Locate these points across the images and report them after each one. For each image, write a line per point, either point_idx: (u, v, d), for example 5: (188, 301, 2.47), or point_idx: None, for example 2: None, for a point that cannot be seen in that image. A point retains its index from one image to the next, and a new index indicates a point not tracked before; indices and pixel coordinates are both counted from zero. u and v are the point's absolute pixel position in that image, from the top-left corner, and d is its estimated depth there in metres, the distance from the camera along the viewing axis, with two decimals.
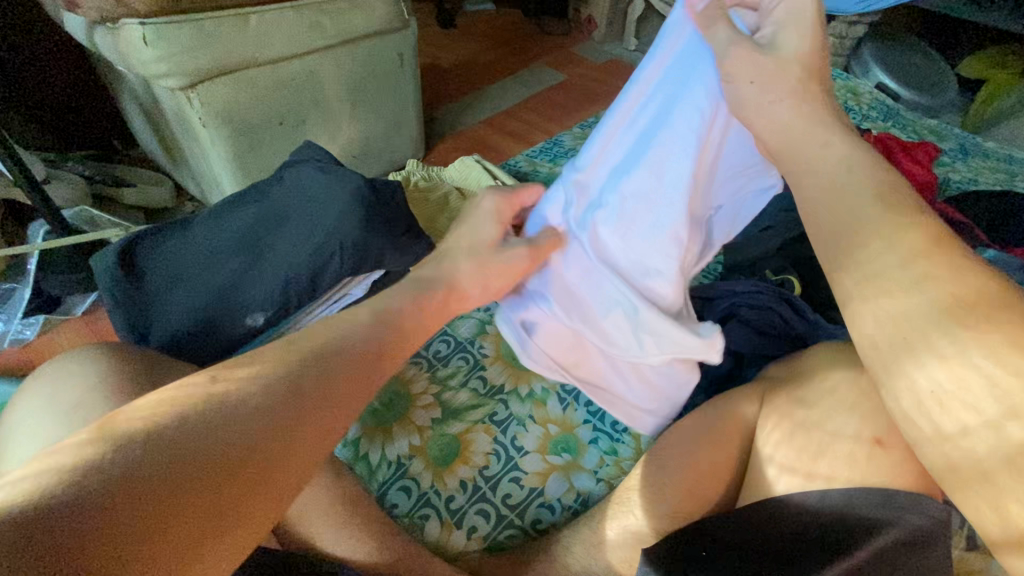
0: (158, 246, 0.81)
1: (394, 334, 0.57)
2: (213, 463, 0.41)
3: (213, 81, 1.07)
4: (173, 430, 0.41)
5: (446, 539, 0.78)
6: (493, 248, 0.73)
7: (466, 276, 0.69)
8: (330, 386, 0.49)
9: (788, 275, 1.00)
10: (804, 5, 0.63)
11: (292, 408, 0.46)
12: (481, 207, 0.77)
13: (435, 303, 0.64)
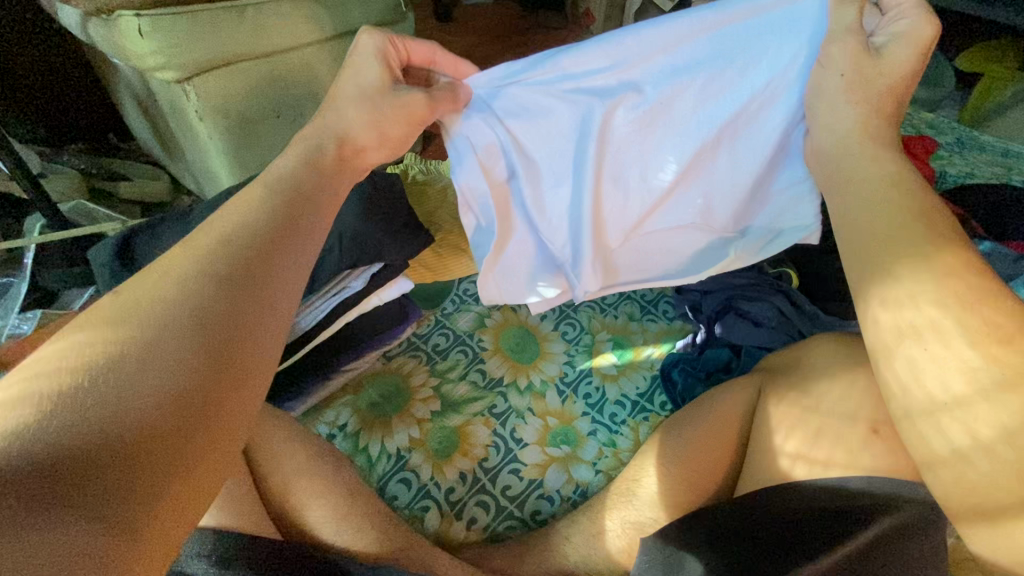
0: (153, 240, 0.80)
1: (302, 200, 0.57)
2: (176, 380, 0.39)
3: (209, 74, 1.05)
4: (121, 356, 0.38)
5: (446, 530, 0.79)
6: (383, 92, 0.68)
7: (359, 126, 0.67)
8: (275, 270, 0.50)
9: (785, 270, 1.02)
10: (923, 31, 0.60)
11: (244, 315, 0.45)
12: (362, 47, 0.69)
13: (330, 161, 0.64)
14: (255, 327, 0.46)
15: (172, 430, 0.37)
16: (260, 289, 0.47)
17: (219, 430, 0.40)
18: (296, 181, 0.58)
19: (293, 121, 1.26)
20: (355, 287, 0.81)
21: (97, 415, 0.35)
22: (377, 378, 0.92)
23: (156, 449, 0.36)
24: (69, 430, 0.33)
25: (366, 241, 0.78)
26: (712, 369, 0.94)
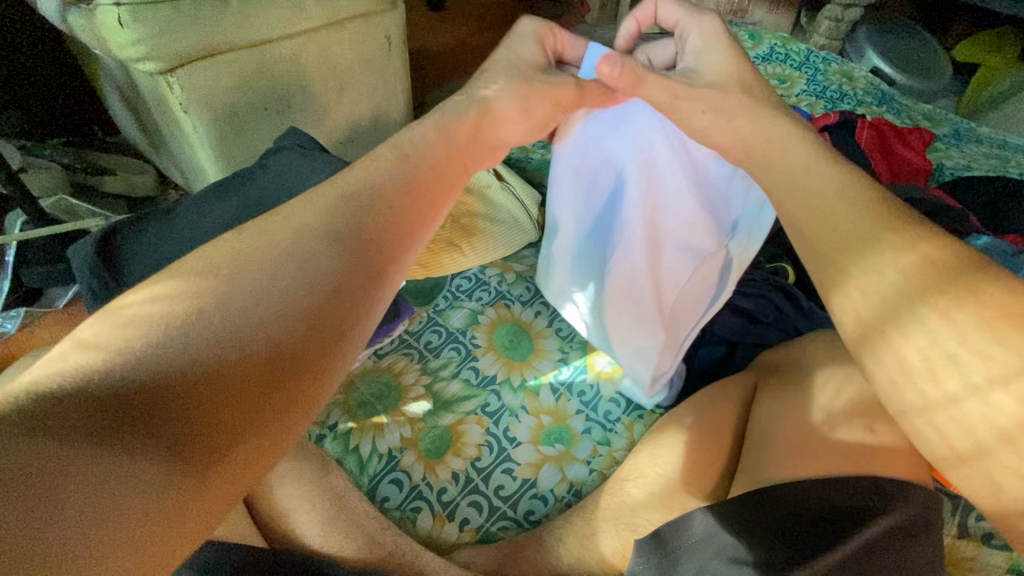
0: (134, 238, 0.78)
1: (413, 195, 0.57)
2: (263, 345, 0.42)
3: (193, 65, 1.02)
4: (211, 310, 0.41)
5: (438, 532, 0.78)
6: (535, 70, 0.75)
7: (505, 103, 0.72)
8: (366, 253, 0.51)
9: (782, 263, 1.00)
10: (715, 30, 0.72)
11: (330, 292, 0.46)
12: (528, 24, 0.77)
13: (465, 131, 0.69)
14: (339, 304, 0.47)
15: (249, 394, 0.40)
16: (348, 272, 0.48)
17: (288, 401, 0.42)
18: (391, 172, 0.58)
19: (282, 114, 1.23)
20: None
21: (188, 370, 0.38)
22: (368, 376, 0.91)
23: (229, 414, 0.39)
24: (167, 379, 0.37)
25: None
26: (705, 368, 0.92)
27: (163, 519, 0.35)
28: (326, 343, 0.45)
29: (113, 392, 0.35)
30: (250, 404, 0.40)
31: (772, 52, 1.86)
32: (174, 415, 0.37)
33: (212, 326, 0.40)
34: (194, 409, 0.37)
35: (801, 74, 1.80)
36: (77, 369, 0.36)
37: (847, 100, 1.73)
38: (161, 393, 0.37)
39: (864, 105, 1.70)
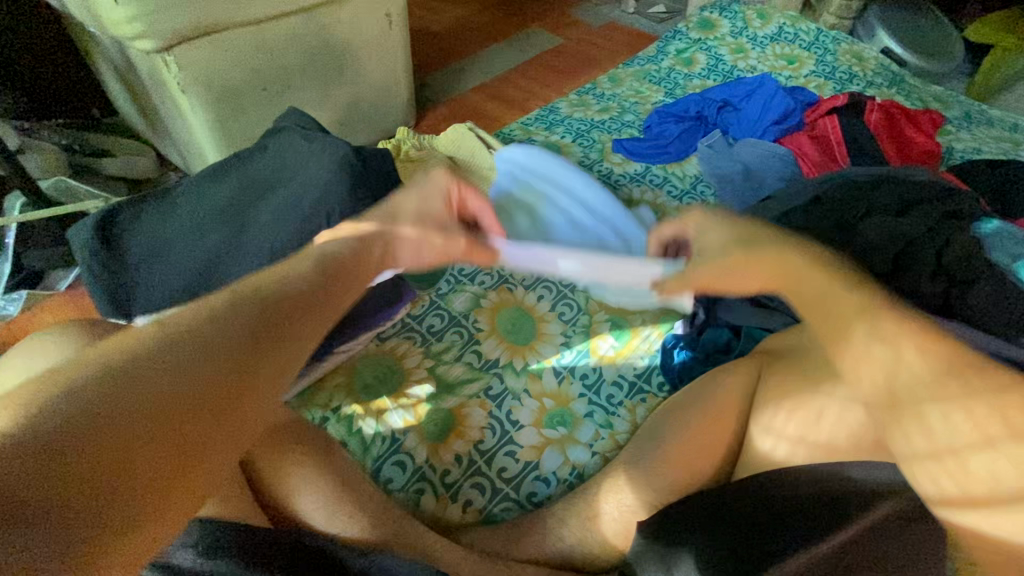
0: (135, 218, 0.77)
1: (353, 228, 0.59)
2: (223, 357, 0.42)
3: (190, 44, 1.02)
4: (159, 341, 0.41)
5: (442, 512, 0.78)
6: None
7: None
8: (313, 250, 0.54)
9: (788, 246, 0.97)
10: None
11: (277, 308, 0.48)
12: None
13: None
14: (282, 337, 0.46)
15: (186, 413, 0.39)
16: (296, 303, 0.48)
17: (224, 431, 0.41)
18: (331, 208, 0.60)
19: (282, 95, 1.21)
20: (346, 268, 0.80)
21: (104, 430, 0.36)
22: (370, 360, 0.91)
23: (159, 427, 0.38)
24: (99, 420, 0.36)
25: (355, 222, 0.76)
26: (710, 350, 0.92)
27: (66, 540, 0.33)
28: (262, 373, 0.44)
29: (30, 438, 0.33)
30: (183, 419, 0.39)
31: (780, 32, 1.82)
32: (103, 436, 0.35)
33: (146, 362, 0.39)
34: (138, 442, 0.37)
35: (809, 55, 1.76)
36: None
37: (856, 81, 1.70)
38: (94, 419, 0.35)
39: (873, 86, 1.67)
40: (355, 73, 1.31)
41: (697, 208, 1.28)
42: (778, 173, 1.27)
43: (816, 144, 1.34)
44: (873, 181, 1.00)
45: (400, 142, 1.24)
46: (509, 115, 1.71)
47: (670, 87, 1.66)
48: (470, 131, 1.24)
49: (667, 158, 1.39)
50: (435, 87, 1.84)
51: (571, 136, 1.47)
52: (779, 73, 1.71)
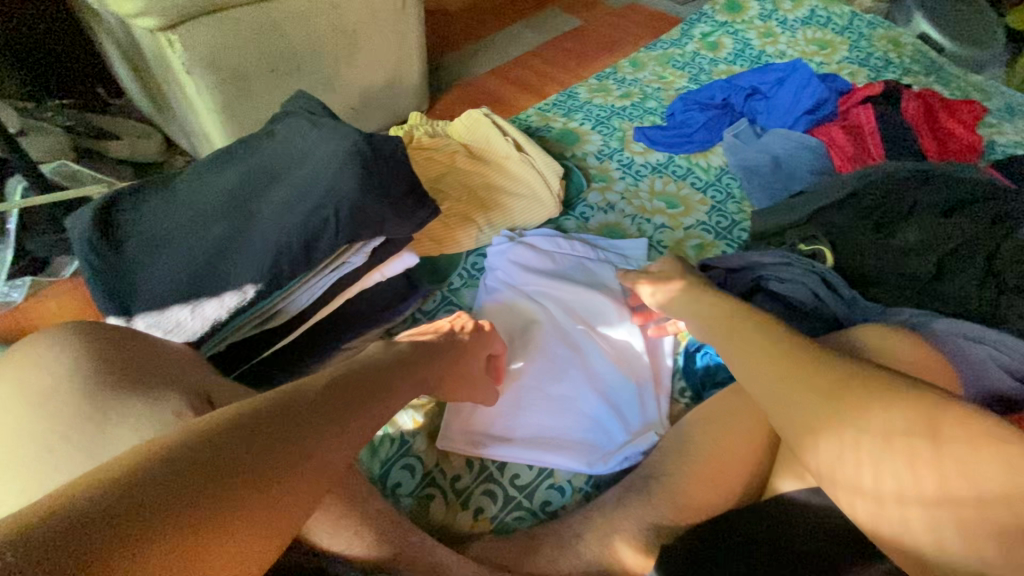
0: (136, 208, 0.73)
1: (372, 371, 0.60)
2: (260, 471, 0.43)
3: (194, 22, 0.97)
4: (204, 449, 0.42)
5: (452, 520, 0.74)
6: None
7: None
8: (348, 388, 0.56)
9: (820, 245, 0.91)
10: None
11: (313, 430, 0.49)
12: None
13: None
14: (311, 451, 0.47)
15: (221, 514, 0.40)
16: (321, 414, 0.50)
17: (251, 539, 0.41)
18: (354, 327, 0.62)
19: (291, 77, 1.16)
20: (355, 262, 0.75)
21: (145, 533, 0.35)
22: None
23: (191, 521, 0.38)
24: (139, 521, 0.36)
25: (366, 215, 0.71)
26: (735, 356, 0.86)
27: None
28: (296, 480, 0.45)
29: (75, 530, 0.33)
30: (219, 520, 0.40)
31: (812, 15, 1.73)
32: (155, 509, 0.37)
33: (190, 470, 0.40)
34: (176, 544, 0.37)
35: (841, 40, 1.68)
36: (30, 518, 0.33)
37: (892, 68, 1.61)
38: (136, 523, 0.35)
39: (909, 74, 1.58)
40: (366, 55, 1.26)
41: (721, 201, 1.22)
42: (808, 166, 1.20)
43: (849, 135, 1.27)
44: (912, 177, 0.93)
45: (413, 128, 1.19)
46: (525, 100, 1.64)
47: (694, 72, 1.59)
48: (486, 116, 1.19)
49: (691, 148, 1.33)
50: (449, 69, 1.77)
51: (590, 123, 1.41)
52: (809, 59, 1.62)
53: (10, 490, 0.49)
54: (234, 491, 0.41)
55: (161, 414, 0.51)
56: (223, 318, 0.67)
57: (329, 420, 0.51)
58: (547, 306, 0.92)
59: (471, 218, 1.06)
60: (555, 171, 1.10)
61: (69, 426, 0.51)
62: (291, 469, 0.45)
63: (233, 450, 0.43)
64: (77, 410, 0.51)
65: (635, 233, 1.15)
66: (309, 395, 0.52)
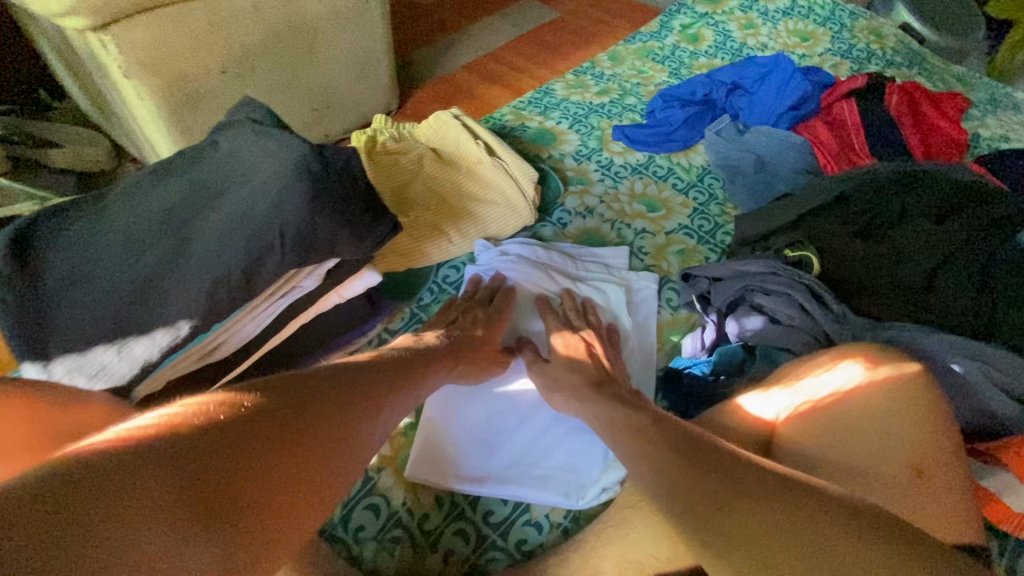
0: (55, 233, 0.65)
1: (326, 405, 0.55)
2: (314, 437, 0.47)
3: (130, 21, 0.89)
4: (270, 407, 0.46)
5: (420, 565, 0.69)
6: None
7: None
8: (379, 374, 0.60)
9: (807, 252, 0.86)
10: None
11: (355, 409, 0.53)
12: None
13: None
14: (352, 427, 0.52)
15: (290, 458, 0.44)
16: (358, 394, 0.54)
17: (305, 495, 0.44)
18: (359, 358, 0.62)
19: (244, 78, 1.08)
20: (306, 287, 0.69)
21: (226, 465, 0.39)
22: None
23: (231, 475, 0.40)
24: (221, 456, 0.39)
25: (315, 237, 0.64)
26: (719, 372, 0.82)
27: (186, 546, 0.35)
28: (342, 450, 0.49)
29: (170, 450, 0.37)
30: (262, 471, 0.42)
31: (794, 5, 1.69)
32: (236, 446, 0.41)
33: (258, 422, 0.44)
34: (247, 479, 0.40)
35: (823, 31, 1.63)
36: (135, 436, 0.37)
37: (875, 60, 1.58)
38: (219, 457, 0.39)
39: (892, 66, 1.55)
40: (326, 53, 1.18)
41: (704, 203, 1.17)
42: (792, 166, 1.16)
43: (834, 132, 1.23)
44: (902, 179, 0.90)
45: (377, 132, 1.11)
46: (500, 97, 1.57)
47: (674, 66, 1.53)
48: (456, 118, 1.12)
49: (672, 147, 1.27)
50: (420, 65, 1.70)
51: (567, 121, 1.35)
52: (791, 51, 1.58)
53: None
54: (274, 453, 0.43)
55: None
56: (155, 359, 0.61)
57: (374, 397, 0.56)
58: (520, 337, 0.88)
59: (440, 228, 0.99)
60: (530, 176, 1.04)
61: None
62: (321, 440, 0.48)
63: (295, 409, 0.47)
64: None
65: (615, 239, 1.09)
66: (351, 376, 0.57)
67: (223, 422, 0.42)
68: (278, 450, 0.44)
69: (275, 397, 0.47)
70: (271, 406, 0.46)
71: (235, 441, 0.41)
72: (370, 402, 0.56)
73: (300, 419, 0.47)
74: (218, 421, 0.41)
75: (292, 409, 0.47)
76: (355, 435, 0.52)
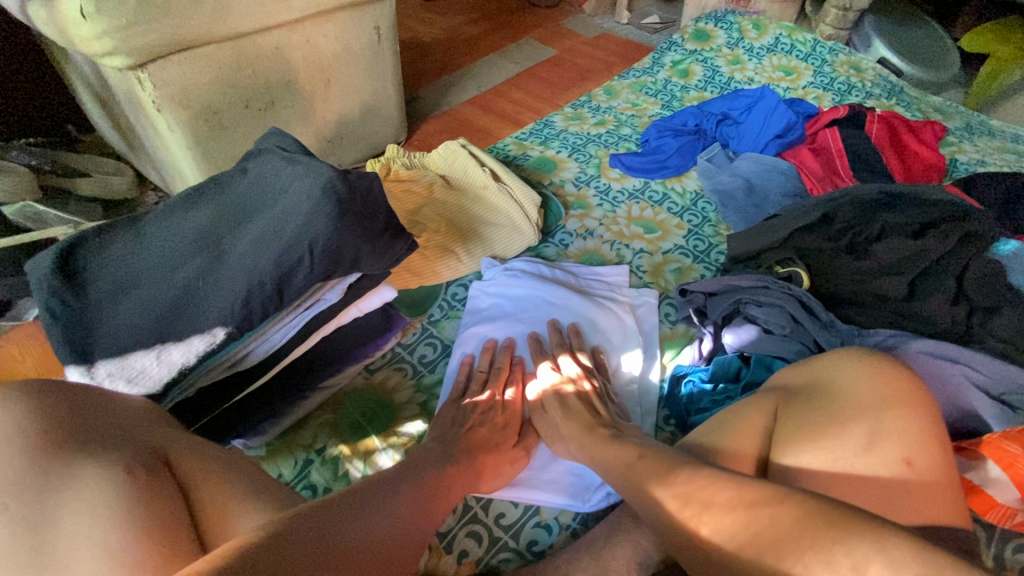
0: (102, 251, 0.71)
1: None
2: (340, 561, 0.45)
3: (165, 60, 0.96)
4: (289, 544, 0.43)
5: (434, 565, 0.71)
6: None
7: None
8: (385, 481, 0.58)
9: (796, 268, 0.92)
10: None
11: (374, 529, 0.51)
12: None
13: None
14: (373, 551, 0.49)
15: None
16: (375, 513, 0.52)
17: None
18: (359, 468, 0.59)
19: (265, 112, 1.15)
20: (329, 300, 0.74)
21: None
22: (359, 395, 0.86)
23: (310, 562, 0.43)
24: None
25: (340, 251, 0.70)
26: (717, 381, 0.87)
27: None
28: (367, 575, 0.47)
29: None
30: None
31: (777, 42, 1.80)
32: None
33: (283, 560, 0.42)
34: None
35: (805, 66, 1.74)
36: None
37: (855, 91, 1.67)
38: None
39: (872, 97, 1.64)
40: (342, 89, 1.27)
41: (698, 225, 1.23)
42: (780, 190, 1.23)
43: (818, 158, 1.30)
44: (881, 200, 0.97)
45: (390, 161, 1.20)
46: (503, 128, 1.66)
47: (666, 98, 1.63)
48: (463, 148, 1.20)
49: (666, 173, 1.34)
50: (426, 100, 1.79)
51: (566, 150, 1.43)
52: (776, 84, 1.68)
53: None
54: (327, 555, 0.45)
55: (108, 478, 0.49)
56: (191, 363, 0.65)
57: (382, 501, 0.55)
58: (510, 355, 0.91)
59: (449, 249, 1.05)
60: (533, 200, 1.10)
61: (9, 496, 0.47)
62: (365, 537, 0.50)
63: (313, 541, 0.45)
64: (19, 477, 0.48)
65: (614, 259, 1.15)
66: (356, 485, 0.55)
67: (282, 535, 0.44)
68: (332, 556, 0.45)
69: (321, 505, 0.49)
70: (318, 515, 0.48)
71: (294, 553, 0.43)
72: (384, 525, 0.53)
73: (344, 524, 0.49)
74: (277, 537, 0.43)
75: (339, 513, 0.50)
76: (405, 503, 0.58)
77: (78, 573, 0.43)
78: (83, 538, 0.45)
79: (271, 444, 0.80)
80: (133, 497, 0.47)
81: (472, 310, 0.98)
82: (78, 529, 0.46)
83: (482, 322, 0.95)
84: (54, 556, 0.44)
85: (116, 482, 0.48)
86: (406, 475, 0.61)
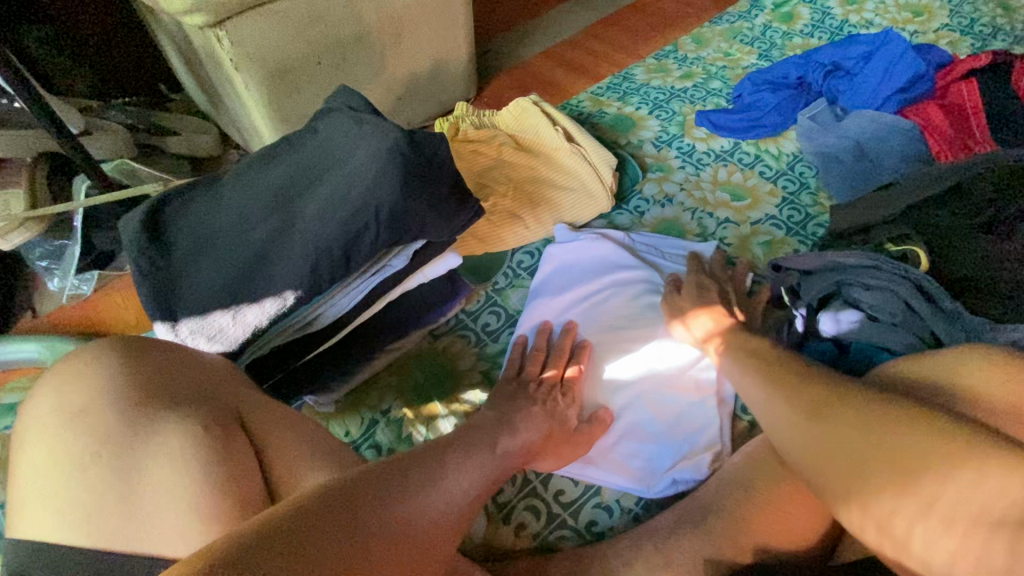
0: (184, 210, 0.73)
1: None
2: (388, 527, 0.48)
3: (241, 17, 0.97)
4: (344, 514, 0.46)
5: (492, 535, 0.72)
6: None
7: None
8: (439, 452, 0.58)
9: (914, 246, 0.79)
10: None
11: (419, 500, 0.52)
12: None
13: None
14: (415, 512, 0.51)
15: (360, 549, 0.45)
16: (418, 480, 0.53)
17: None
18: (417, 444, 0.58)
19: (336, 69, 1.14)
20: (396, 266, 0.72)
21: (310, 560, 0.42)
22: (424, 359, 0.86)
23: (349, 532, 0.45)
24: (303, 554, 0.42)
25: (407, 218, 0.68)
26: None
27: None
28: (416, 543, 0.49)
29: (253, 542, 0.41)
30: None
31: None
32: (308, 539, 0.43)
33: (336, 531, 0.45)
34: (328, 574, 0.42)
35: (936, 7, 1.48)
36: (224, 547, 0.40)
37: (1003, 34, 1.40)
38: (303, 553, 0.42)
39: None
40: (412, 42, 1.22)
41: (794, 192, 1.11)
42: (898, 153, 1.06)
43: (948, 115, 1.10)
44: None
45: (459, 119, 1.14)
46: (578, 82, 1.55)
47: (764, 47, 1.45)
48: (535, 104, 1.12)
49: (760, 133, 1.21)
50: (497, 53, 1.71)
51: (648, 107, 1.31)
52: (900, 29, 1.44)
53: (45, 508, 0.49)
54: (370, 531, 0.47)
55: (184, 435, 0.50)
56: (263, 325, 0.67)
57: (432, 482, 0.54)
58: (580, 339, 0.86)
59: (517, 214, 1.01)
60: (609, 162, 1.03)
61: (96, 448, 0.50)
62: (414, 528, 0.50)
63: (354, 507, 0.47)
64: (109, 429, 0.51)
65: (696, 229, 1.06)
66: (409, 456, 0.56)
67: (301, 530, 0.44)
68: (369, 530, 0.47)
69: (363, 487, 0.50)
70: (368, 492, 0.49)
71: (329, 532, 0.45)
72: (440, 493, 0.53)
73: (373, 521, 0.47)
74: (286, 529, 0.43)
75: (377, 502, 0.49)
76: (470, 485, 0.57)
77: (159, 526, 0.46)
78: (166, 489, 0.48)
79: (340, 401, 0.82)
80: (207, 454, 0.49)
81: (540, 288, 0.92)
82: (162, 484, 0.48)
83: (550, 303, 0.90)
84: (140, 505, 0.48)
85: (193, 441, 0.50)
86: (459, 449, 0.60)
